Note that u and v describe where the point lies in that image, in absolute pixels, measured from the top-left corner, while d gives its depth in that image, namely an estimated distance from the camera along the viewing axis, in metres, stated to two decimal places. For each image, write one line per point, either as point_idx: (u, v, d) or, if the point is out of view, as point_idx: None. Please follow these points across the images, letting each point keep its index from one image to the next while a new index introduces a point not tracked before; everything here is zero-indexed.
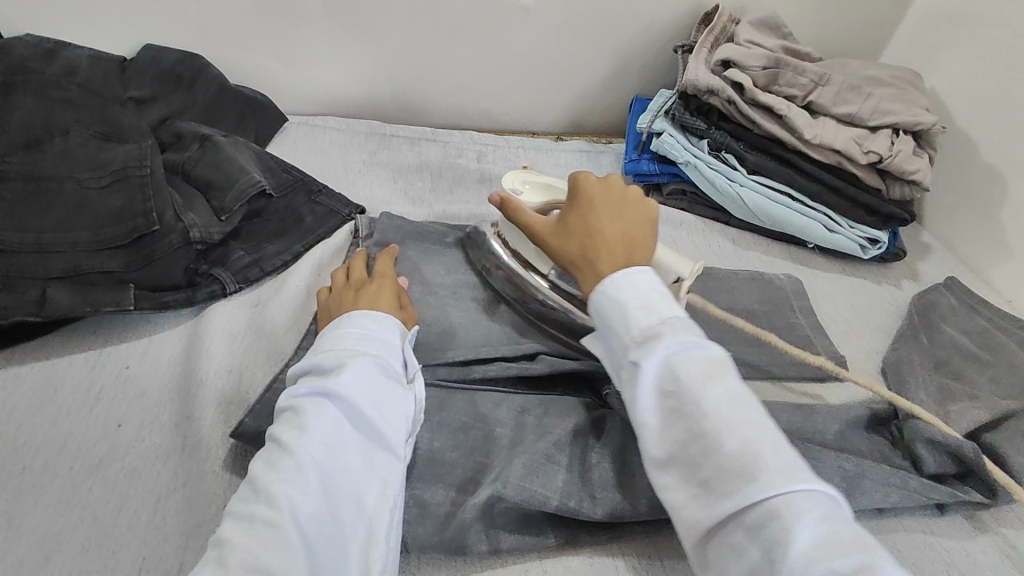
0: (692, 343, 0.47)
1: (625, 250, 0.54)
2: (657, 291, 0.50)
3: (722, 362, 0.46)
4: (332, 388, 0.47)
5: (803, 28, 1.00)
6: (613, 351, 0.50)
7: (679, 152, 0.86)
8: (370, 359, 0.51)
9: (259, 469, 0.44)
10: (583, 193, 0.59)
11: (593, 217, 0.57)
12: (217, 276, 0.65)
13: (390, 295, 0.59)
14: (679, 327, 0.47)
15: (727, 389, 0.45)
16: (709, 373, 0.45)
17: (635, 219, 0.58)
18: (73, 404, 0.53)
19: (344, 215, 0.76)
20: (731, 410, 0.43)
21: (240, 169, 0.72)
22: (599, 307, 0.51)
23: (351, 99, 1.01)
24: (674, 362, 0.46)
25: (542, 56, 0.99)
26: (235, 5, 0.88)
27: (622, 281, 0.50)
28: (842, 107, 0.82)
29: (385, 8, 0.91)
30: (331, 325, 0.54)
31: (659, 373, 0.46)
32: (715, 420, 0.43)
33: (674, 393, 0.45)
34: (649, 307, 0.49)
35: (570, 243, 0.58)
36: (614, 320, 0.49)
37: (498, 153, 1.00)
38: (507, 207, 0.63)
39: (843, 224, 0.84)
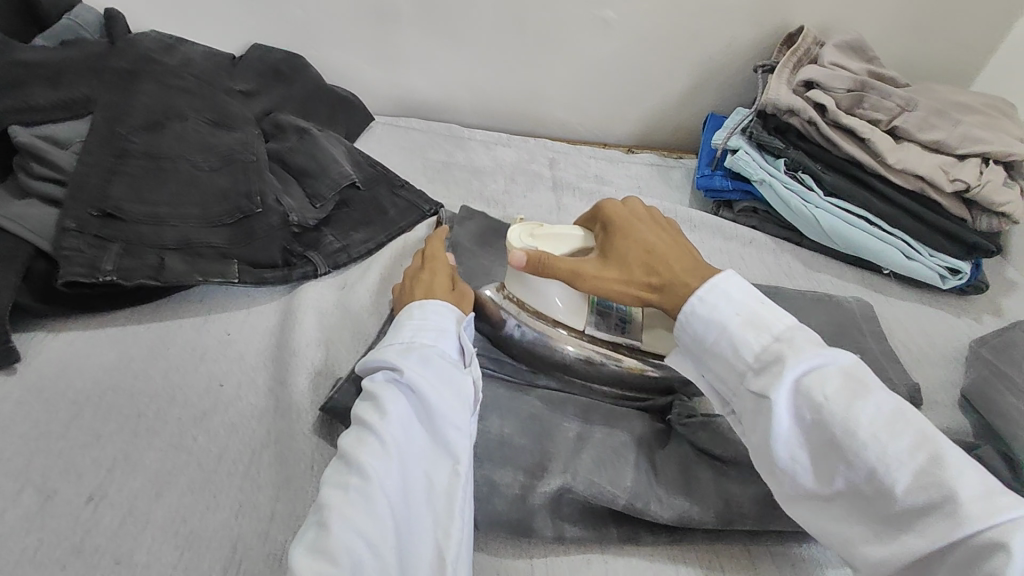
0: (816, 358, 0.48)
1: (687, 259, 0.59)
2: (751, 306, 0.53)
3: (857, 372, 0.47)
4: (400, 375, 0.50)
5: (889, 52, 0.99)
6: (720, 378, 0.53)
7: (754, 170, 0.86)
8: (429, 346, 0.53)
9: (344, 450, 0.47)
10: (613, 218, 0.62)
11: (641, 236, 0.60)
12: (310, 258, 0.70)
13: (443, 279, 0.61)
14: (798, 343, 0.49)
15: (872, 400, 0.46)
16: (853, 389, 0.47)
17: (668, 231, 0.62)
18: (182, 361, 0.58)
19: (424, 210, 0.80)
20: (884, 429, 0.45)
21: (334, 161, 0.77)
22: (697, 333, 0.54)
23: (433, 103, 1.06)
24: (807, 384, 0.48)
25: (619, 68, 1.01)
26: (335, 9, 0.94)
27: (714, 298, 0.54)
28: (928, 133, 0.81)
29: (473, 16, 0.95)
30: (396, 317, 0.58)
31: (793, 401, 0.48)
32: (871, 440, 0.45)
33: (815, 418, 0.47)
34: (759, 325, 0.51)
35: (636, 270, 0.59)
36: (720, 347, 0.52)
37: (570, 161, 1.03)
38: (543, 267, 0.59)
39: (922, 251, 0.82)
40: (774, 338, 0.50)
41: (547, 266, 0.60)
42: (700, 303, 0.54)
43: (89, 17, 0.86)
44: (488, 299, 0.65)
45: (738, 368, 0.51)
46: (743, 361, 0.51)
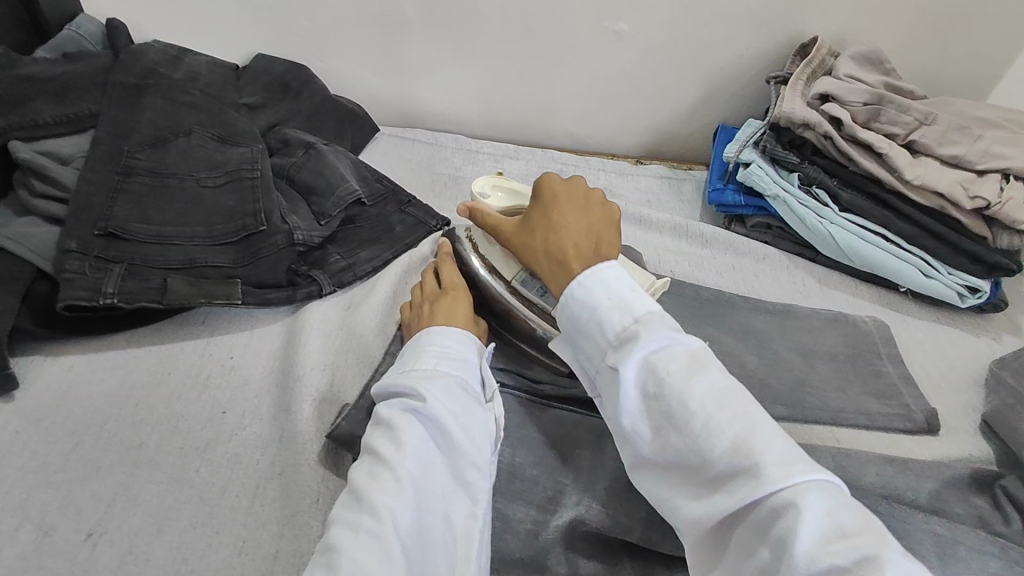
0: (669, 339, 0.45)
1: (590, 246, 0.55)
2: (622, 287, 0.49)
3: (702, 357, 0.44)
4: (422, 405, 0.49)
5: (905, 63, 0.97)
6: (584, 355, 0.50)
7: (768, 184, 0.84)
8: (449, 377, 0.52)
9: (357, 480, 0.45)
10: (545, 194, 0.59)
11: (559, 215, 0.58)
12: (315, 277, 0.69)
13: (463, 310, 0.61)
14: (652, 325, 0.46)
15: (711, 384, 0.43)
16: (709, 374, 0.43)
17: (599, 218, 0.58)
18: (184, 387, 0.57)
19: (431, 226, 0.79)
20: (720, 412, 0.41)
21: (340, 177, 0.76)
22: (569, 311, 0.50)
23: (440, 115, 1.05)
24: (654, 360, 0.44)
25: (629, 80, 1.00)
26: (342, 20, 0.93)
27: (593, 281, 0.49)
28: (947, 148, 0.79)
29: (481, 27, 0.94)
30: (412, 342, 0.56)
31: (637, 376, 0.44)
32: (706, 426, 0.41)
33: (655, 395, 0.44)
34: (622, 306, 0.48)
35: (534, 241, 0.58)
36: (582, 325, 0.49)
37: (578, 173, 1.01)
38: (473, 214, 0.65)
39: (940, 269, 0.80)
40: (634, 319, 0.47)
41: (477, 215, 0.65)
42: (578, 285, 0.49)
43: (94, 29, 0.85)
44: (460, 243, 0.69)
45: (599, 344, 0.48)
46: (603, 338, 0.47)
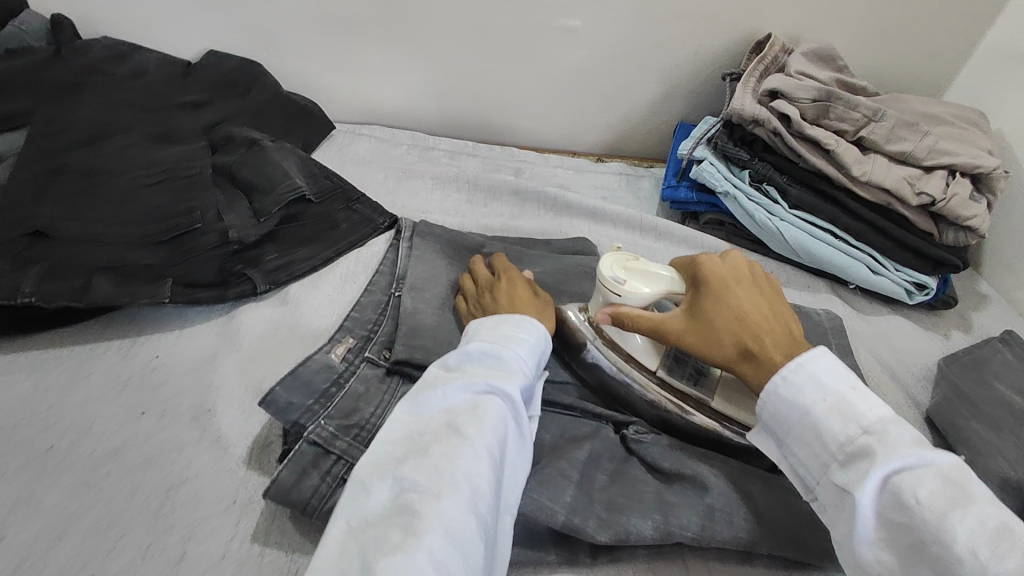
0: (913, 457, 0.43)
1: (784, 333, 0.54)
2: (840, 388, 0.48)
3: (960, 480, 0.41)
4: (510, 387, 0.50)
5: (861, 60, 0.97)
6: (804, 466, 0.49)
7: (719, 181, 0.84)
8: (528, 367, 0.54)
9: (432, 446, 0.46)
10: (707, 278, 0.57)
11: (731, 298, 0.55)
12: (249, 276, 0.67)
13: (524, 290, 0.64)
14: (892, 440, 0.44)
15: (974, 514, 0.40)
16: (952, 495, 0.41)
17: (766, 296, 0.57)
18: (103, 389, 0.56)
19: (377, 224, 0.78)
20: (981, 542, 0.39)
21: (283, 174, 0.75)
22: (782, 418, 0.50)
23: (398, 112, 1.04)
24: (898, 483, 0.42)
25: (587, 77, 0.99)
26: (293, 18, 0.91)
27: (803, 380, 0.49)
28: (895, 144, 0.79)
29: (435, 24, 0.93)
30: (487, 322, 0.57)
31: (877, 503, 0.43)
32: (978, 561, 0.38)
33: (900, 522, 0.42)
34: (842, 412, 0.47)
35: (720, 336, 0.54)
36: (804, 434, 0.48)
37: (535, 170, 1.01)
38: (620, 316, 0.59)
39: (888, 266, 0.80)
40: (866, 430, 0.45)
41: (624, 314, 0.59)
42: (784, 384, 0.50)
43: (37, 24, 0.84)
44: (565, 318, 0.65)
45: (821, 457, 0.47)
46: (828, 451, 0.47)
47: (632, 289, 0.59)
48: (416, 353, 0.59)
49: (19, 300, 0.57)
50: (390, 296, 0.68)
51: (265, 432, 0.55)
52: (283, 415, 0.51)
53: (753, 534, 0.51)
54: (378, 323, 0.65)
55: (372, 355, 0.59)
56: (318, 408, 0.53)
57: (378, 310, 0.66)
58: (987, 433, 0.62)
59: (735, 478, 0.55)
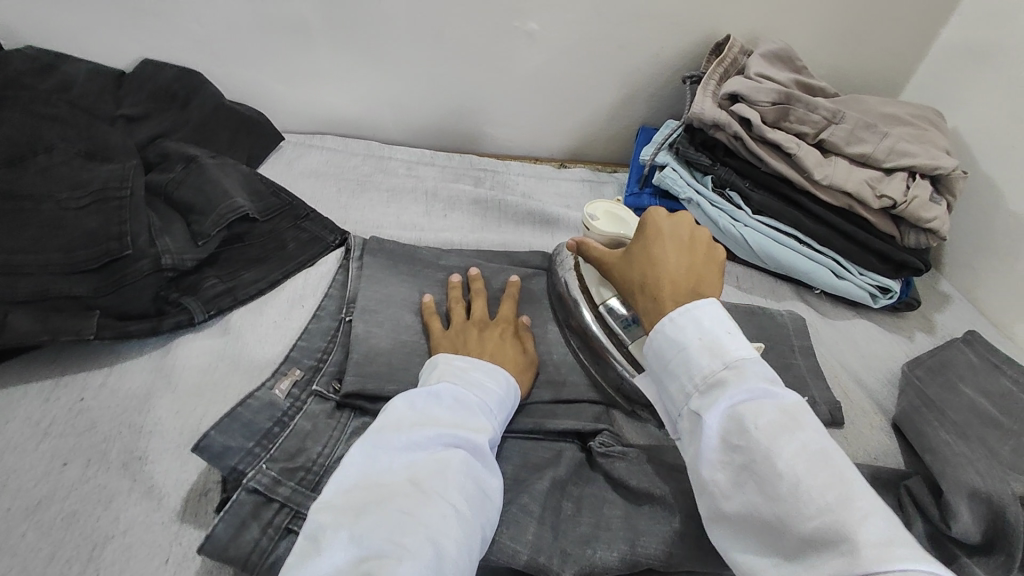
0: (762, 391, 0.43)
1: (690, 285, 0.53)
2: (715, 329, 0.47)
3: (796, 412, 0.42)
4: (480, 439, 0.48)
5: (820, 61, 0.96)
6: (669, 400, 0.48)
7: (681, 188, 0.82)
8: (496, 418, 0.52)
9: (394, 503, 0.42)
10: (647, 227, 0.58)
11: (658, 247, 0.56)
12: (186, 306, 0.63)
13: (512, 341, 0.63)
14: (748, 374, 0.44)
15: (799, 440, 0.40)
16: (785, 424, 0.41)
17: (703, 258, 0.56)
18: (20, 438, 0.51)
19: (327, 242, 0.75)
20: (804, 466, 0.39)
21: (223, 193, 0.71)
22: (656, 352, 0.49)
23: (352, 121, 1.00)
24: (742, 410, 0.42)
25: (546, 81, 0.96)
26: (235, 24, 0.86)
27: (684, 321, 0.48)
28: (855, 147, 0.78)
29: (387, 29, 0.89)
30: (457, 361, 0.55)
31: (721, 426, 0.43)
32: (795, 478, 0.38)
33: (738, 447, 0.41)
34: (712, 350, 0.46)
35: (632, 274, 0.56)
36: (673, 366, 0.47)
37: (496, 179, 0.98)
38: (576, 247, 0.65)
39: (852, 270, 0.79)
40: (729, 366, 0.45)
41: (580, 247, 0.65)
42: (670, 323, 0.49)
43: None
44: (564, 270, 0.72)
45: (685, 387, 0.46)
46: (690, 382, 0.46)
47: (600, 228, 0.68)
48: (368, 383, 0.56)
49: None
50: (341, 321, 0.64)
51: (205, 479, 0.51)
52: (221, 462, 0.47)
53: (728, 555, 0.48)
54: (328, 351, 0.61)
55: (320, 388, 0.55)
56: (260, 451, 0.49)
57: (328, 337, 0.63)
58: (955, 444, 0.59)
59: None
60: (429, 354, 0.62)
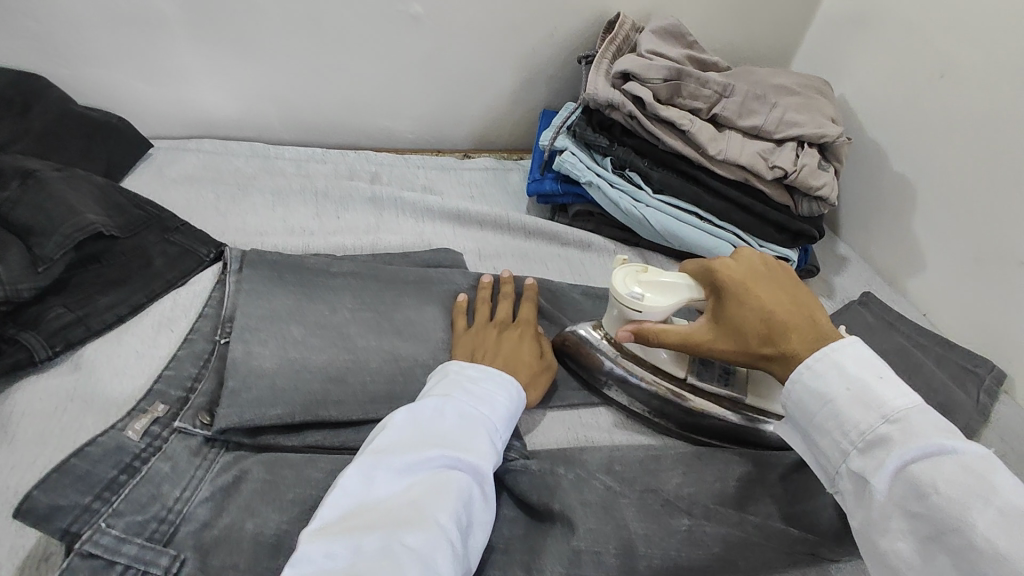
0: (935, 447, 0.39)
1: (809, 322, 0.49)
2: (867, 377, 0.43)
3: (987, 471, 0.37)
4: (479, 460, 0.46)
5: (712, 35, 0.96)
6: (824, 459, 0.44)
7: (581, 171, 0.80)
8: (501, 438, 0.50)
9: (386, 528, 0.40)
10: (725, 279, 0.53)
11: (754, 299, 0.51)
12: (25, 342, 0.55)
13: (530, 343, 0.62)
14: (914, 427, 0.40)
15: (994, 504, 0.36)
16: (972, 486, 0.37)
17: (795, 295, 0.52)
18: None
19: (201, 256, 0.68)
20: (1005, 536, 0.35)
21: (69, 210, 0.62)
22: (800, 403, 0.46)
23: (232, 121, 0.92)
24: (916, 474, 0.39)
25: (441, 68, 0.92)
26: (79, 17, 0.77)
27: (823, 366, 0.45)
28: (747, 119, 0.78)
29: (258, 17, 0.81)
30: (467, 373, 0.53)
31: (892, 488, 0.39)
32: (998, 551, 0.34)
33: (921, 513, 0.38)
34: (866, 400, 0.42)
35: (746, 340, 0.51)
36: (823, 422, 0.44)
37: (395, 173, 0.93)
38: (641, 332, 0.57)
39: (753, 243, 0.79)
40: (888, 418, 0.41)
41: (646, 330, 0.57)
42: (808, 372, 0.45)
43: None
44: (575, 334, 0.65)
45: (839, 444, 0.43)
46: (845, 438, 0.42)
47: (651, 302, 0.57)
48: (241, 415, 0.51)
49: None
50: (215, 343, 0.59)
51: (44, 545, 0.45)
52: (49, 524, 0.42)
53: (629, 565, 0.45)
54: (199, 379, 0.56)
55: (185, 423, 0.51)
56: (100, 507, 0.44)
57: (200, 362, 0.57)
58: None
59: (608, 499, 0.49)
60: (318, 368, 0.56)
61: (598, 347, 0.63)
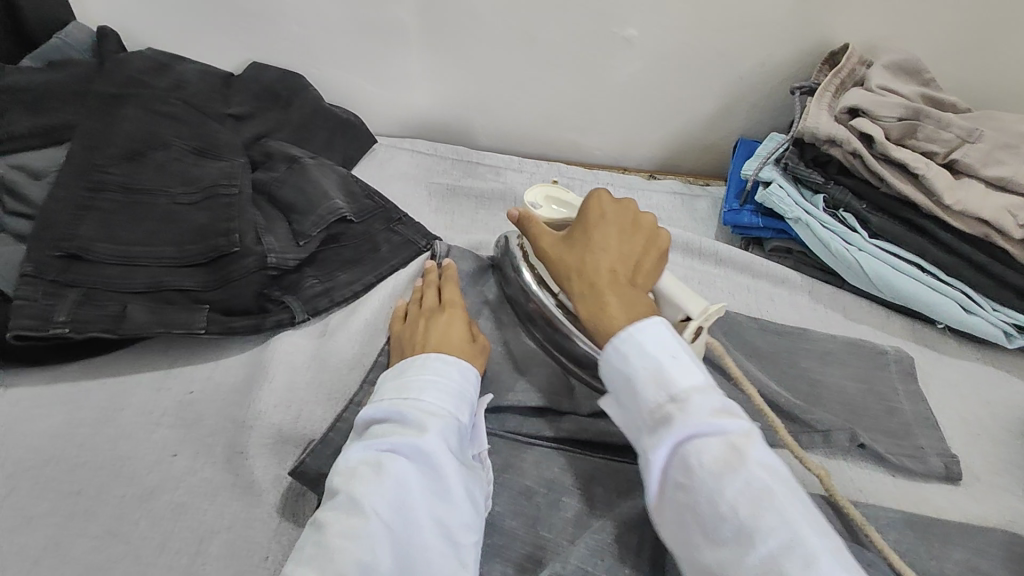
0: (700, 422, 0.41)
1: (629, 279, 0.53)
2: (659, 355, 0.45)
3: (746, 447, 0.40)
4: (412, 446, 0.45)
5: (947, 73, 0.88)
6: (625, 424, 0.46)
7: (788, 207, 0.77)
8: (444, 411, 0.48)
9: (325, 531, 0.42)
10: (599, 217, 0.56)
11: (608, 243, 0.54)
12: (288, 304, 0.65)
13: (460, 328, 0.57)
14: (692, 405, 0.42)
15: (744, 480, 0.39)
16: (727, 462, 0.40)
17: (649, 252, 0.55)
18: (133, 425, 0.55)
19: (419, 245, 0.74)
20: (746, 507, 0.38)
21: (323, 195, 0.71)
22: (609, 378, 0.47)
23: (441, 127, 1.00)
24: (688, 446, 0.41)
25: (643, 90, 0.93)
26: (335, 26, 0.88)
27: (629, 347, 0.45)
28: (992, 169, 0.71)
29: (484, 33, 0.88)
30: (390, 373, 0.52)
31: (669, 461, 0.42)
32: (742, 522, 0.38)
33: (685, 485, 0.40)
34: (660, 378, 0.44)
35: (575, 265, 0.54)
36: (624, 395, 0.46)
37: (584, 188, 0.95)
38: (525, 223, 0.59)
39: (984, 305, 0.72)
40: (674, 396, 0.43)
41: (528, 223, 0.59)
42: (613, 347, 0.46)
43: (81, 36, 0.82)
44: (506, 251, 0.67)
45: (635, 417, 0.45)
46: (637, 410, 0.44)
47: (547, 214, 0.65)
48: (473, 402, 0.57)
49: (88, 334, 0.58)
50: None
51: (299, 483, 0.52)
52: (315, 486, 0.50)
53: None
54: None
55: None
56: None
57: None
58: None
59: None
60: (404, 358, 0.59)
61: (523, 275, 0.62)
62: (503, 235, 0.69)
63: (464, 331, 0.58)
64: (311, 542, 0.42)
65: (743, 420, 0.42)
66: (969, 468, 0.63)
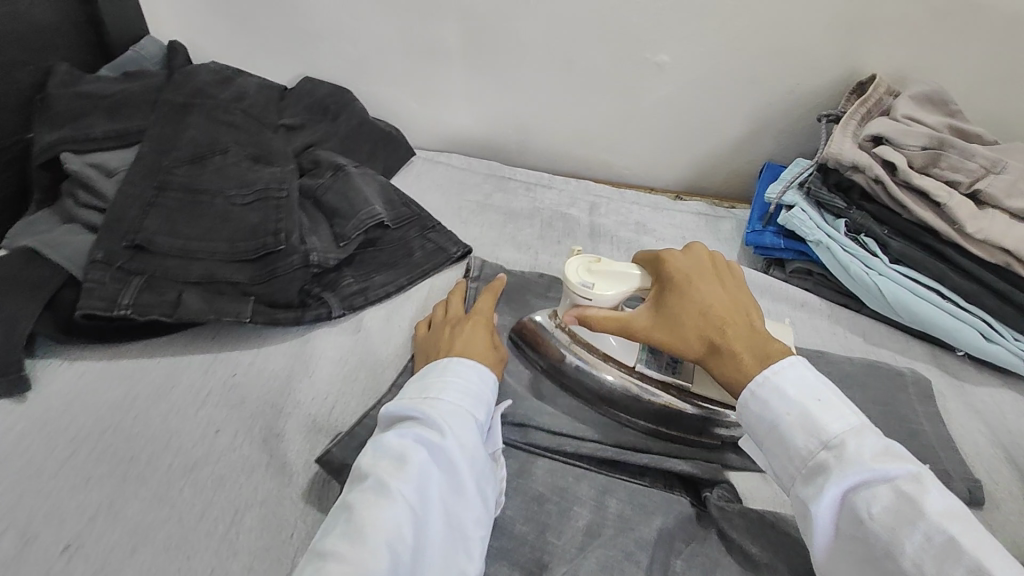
0: (864, 471, 0.42)
1: (743, 322, 0.55)
2: (804, 399, 0.46)
3: (916, 493, 0.40)
4: (438, 442, 0.49)
5: (976, 105, 0.89)
6: (777, 474, 0.48)
7: (809, 230, 0.79)
8: (469, 414, 0.52)
9: (359, 512, 0.45)
10: (673, 274, 0.58)
11: (696, 294, 0.56)
12: (326, 299, 0.70)
13: (484, 335, 0.61)
14: (848, 453, 0.43)
15: (921, 531, 0.39)
16: (904, 513, 0.40)
17: (732, 291, 0.58)
18: (183, 402, 0.60)
19: (451, 253, 0.79)
20: (930, 561, 0.38)
21: (364, 200, 0.76)
22: (750, 425, 0.49)
23: (476, 142, 1.05)
24: (852, 496, 0.42)
25: (672, 114, 0.96)
26: (383, 46, 0.94)
27: (767, 393, 0.48)
28: (1017, 200, 0.72)
29: (522, 55, 0.93)
30: (415, 377, 0.56)
31: (834, 514, 0.43)
32: (920, 573, 0.38)
33: (857, 535, 0.42)
34: (808, 426, 0.45)
35: (684, 327, 0.55)
36: (771, 443, 0.48)
37: (611, 206, 0.99)
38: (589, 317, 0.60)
39: (1004, 333, 0.73)
40: (827, 443, 0.44)
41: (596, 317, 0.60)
42: (751, 399, 0.49)
43: (155, 49, 0.90)
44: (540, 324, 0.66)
45: (786, 467, 0.46)
46: (792, 462, 0.46)
47: (604, 290, 0.60)
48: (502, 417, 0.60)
49: (148, 317, 0.63)
50: None
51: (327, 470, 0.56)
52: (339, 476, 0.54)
53: None
54: None
55: None
56: None
57: None
58: None
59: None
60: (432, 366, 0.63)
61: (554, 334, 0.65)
62: (527, 317, 0.67)
63: (488, 337, 0.62)
64: (341, 521, 0.45)
65: (914, 462, 0.42)
66: (988, 496, 0.63)
